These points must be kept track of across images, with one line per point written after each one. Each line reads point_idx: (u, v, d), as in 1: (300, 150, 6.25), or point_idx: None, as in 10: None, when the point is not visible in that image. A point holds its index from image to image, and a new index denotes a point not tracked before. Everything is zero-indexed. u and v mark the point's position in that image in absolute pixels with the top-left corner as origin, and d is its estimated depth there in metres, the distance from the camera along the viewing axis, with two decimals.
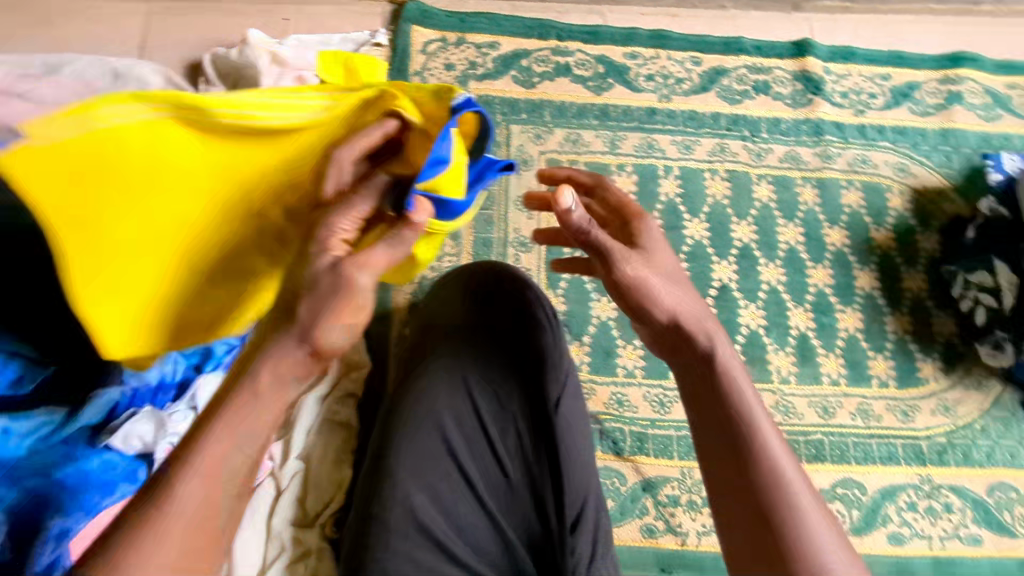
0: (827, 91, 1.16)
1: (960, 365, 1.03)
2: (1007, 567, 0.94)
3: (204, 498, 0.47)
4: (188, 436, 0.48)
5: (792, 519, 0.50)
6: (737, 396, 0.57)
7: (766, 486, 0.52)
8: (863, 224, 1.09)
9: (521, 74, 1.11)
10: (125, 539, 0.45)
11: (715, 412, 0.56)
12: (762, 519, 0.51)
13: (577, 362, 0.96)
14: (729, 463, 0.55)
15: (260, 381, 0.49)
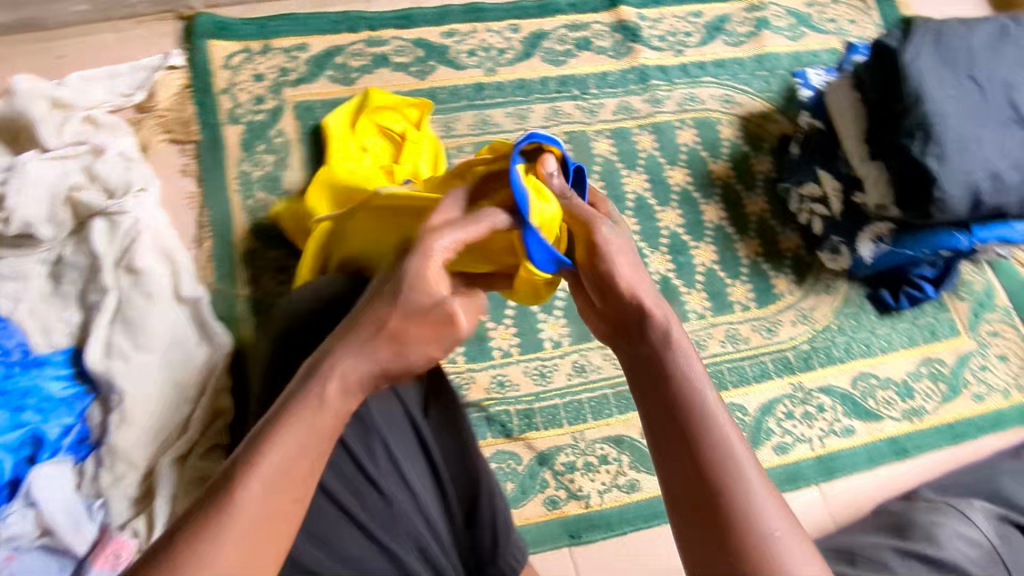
0: (645, 37, 1.19)
1: (809, 273, 1.10)
2: (879, 448, 1.02)
3: (268, 511, 0.42)
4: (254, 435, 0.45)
5: (728, 485, 0.49)
6: (681, 367, 0.57)
7: (701, 455, 0.51)
8: (701, 159, 1.13)
9: (337, 72, 1.06)
10: (187, 542, 0.40)
11: (662, 383, 0.57)
12: (696, 490, 0.50)
13: (452, 355, 0.95)
14: (676, 428, 0.54)
15: (348, 369, 0.48)
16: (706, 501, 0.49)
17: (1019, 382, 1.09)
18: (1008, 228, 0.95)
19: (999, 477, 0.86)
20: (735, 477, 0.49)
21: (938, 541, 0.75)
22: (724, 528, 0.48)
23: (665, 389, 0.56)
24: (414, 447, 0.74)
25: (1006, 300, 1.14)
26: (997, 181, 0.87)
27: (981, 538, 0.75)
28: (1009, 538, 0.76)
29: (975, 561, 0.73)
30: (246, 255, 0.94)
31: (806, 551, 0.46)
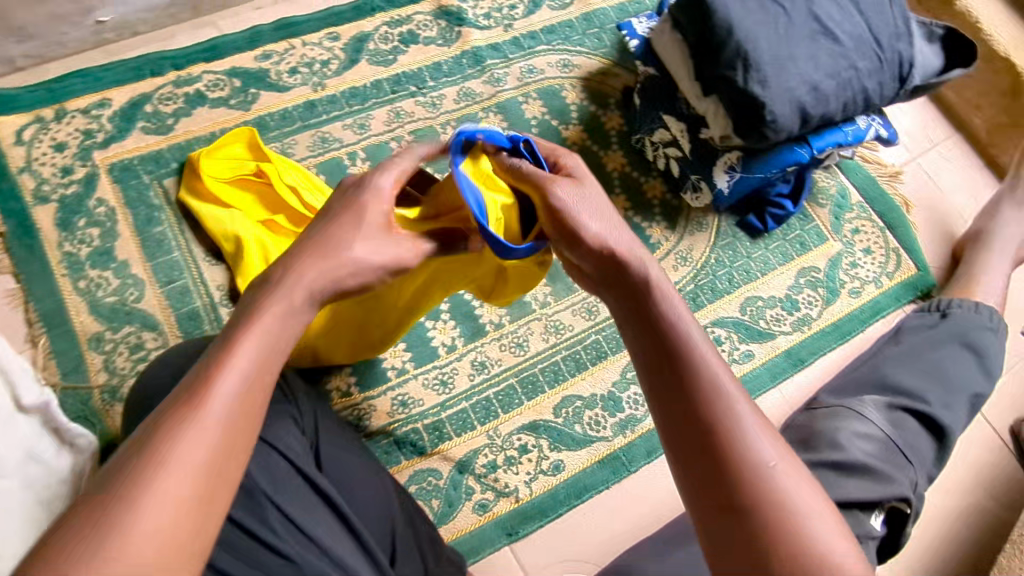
0: (470, 18, 1.16)
1: (680, 216, 1.13)
2: (778, 364, 1.07)
3: (242, 399, 0.50)
4: (217, 354, 0.52)
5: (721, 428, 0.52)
6: (671, 316, 0.57)
7: (702, 404, 0.53)
8: (553, 129, 1.13)
9: (149, 122, 0.97)
10: (156, 450, 0.45)
11: (653, 332, 0.57)
12: (699, 438, 0.52)
13: (345, 388, 0.91)
14: (666, 373, 0.55)
15: (287, 309, 0.56)
16: (709, 447, 0.51)
17: (886, 269, 1.16)
18: (840, 133, 1.00)
19: (882, 366, 0.92)
20: (736, 423, 0.52)
21: (841, 445, 0.77)
22: (730, 472, 0.50)
23: (657, 339, 0.57)
24: (307, 497, 0.67)
25: (859, 196, 1.21)
26: (818, 93, 0.92)
27: (877, 431, 0.81)
28: (899, 423, 0.83)
29: (873, 454, 0.78)
30: (93, 340, 0.86)
31: (804, 484, 0.51)
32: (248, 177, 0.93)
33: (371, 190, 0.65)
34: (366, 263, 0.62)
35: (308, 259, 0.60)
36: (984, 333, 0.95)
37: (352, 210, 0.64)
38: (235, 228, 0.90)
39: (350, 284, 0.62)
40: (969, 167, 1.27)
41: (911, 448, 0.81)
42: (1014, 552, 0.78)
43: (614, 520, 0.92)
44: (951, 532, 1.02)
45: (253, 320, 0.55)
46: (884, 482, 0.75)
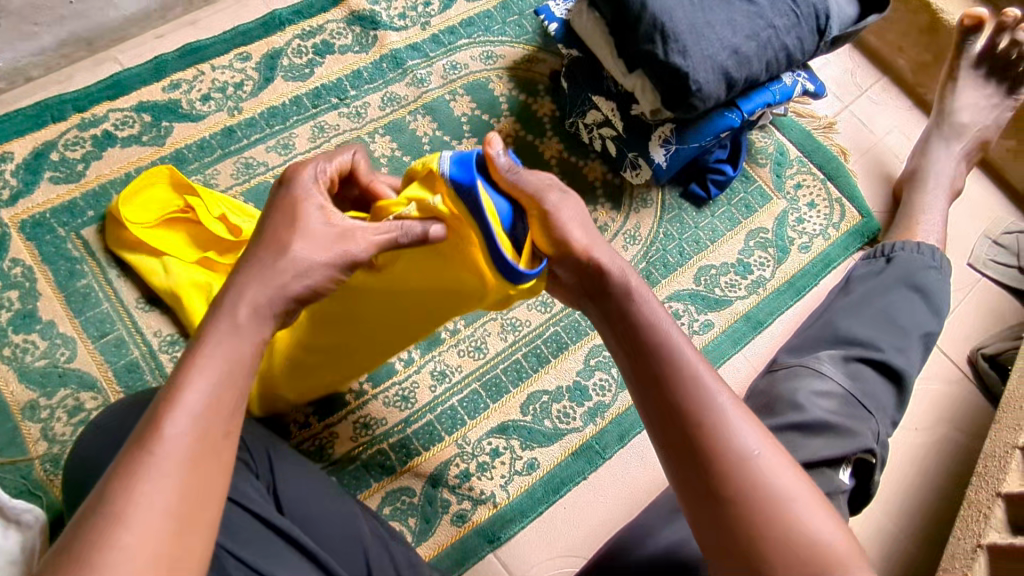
0: (385, 20, 1.13)
1: (623, 194, 1.12)
2: (739, 329, 1.07)
3: (200, 434, 0.47)
4: (167, 386, 0.49)
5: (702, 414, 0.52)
6: (643, 312, 0.60)
7: (685, 398, 0.53)
8: (484, 123, 1.11)
9: (57, 171, 0.93)
10: (117, 494, 0.43)
11: (633, 335, 0.59)
12: (685, 432, 0.53)
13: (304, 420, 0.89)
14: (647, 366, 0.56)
15: (235, 326, 0.53)
16: (694, 440, 0.52)
17: (832, 220, 1.17)
18: (768, 92, 1.00)
19: (834, 319, 0.92)
20: (718, 414, 0.52)
21: (802, 405, 0.78)
22: (715, 462, 0.51)
23: (637, 341, 0.58)
24: (269, 544, 0.65)
25: (797, 150, 1.21)
26: (739, 57, 0.91)
27: (835, 386, 0.81)
28: (857, 374, 0.84)
29: (835, 411, 0.78)
30: (27, 409, 0.82)
31: (791, 469, 0.51)
32: (178, 219, 0.88)
33: (298, 186, 0.63)
34: (307, 261, 0.58)
35: (253, 270, 0.57)
36: (928, 273, 0.96)
37: (284, 207, 0.61)
38: (173, 274, 0.86)
39: (296, 289, 0.58)
40: (899, 110, 1.29)
41: (870, 398, 0.82)
42: (979, 483, 0.80)
43: (594, 509, 0.92)
44: (923, 470, 1.04)
45: (201, 346, 0.51)
46: (847, 437, 0.76)
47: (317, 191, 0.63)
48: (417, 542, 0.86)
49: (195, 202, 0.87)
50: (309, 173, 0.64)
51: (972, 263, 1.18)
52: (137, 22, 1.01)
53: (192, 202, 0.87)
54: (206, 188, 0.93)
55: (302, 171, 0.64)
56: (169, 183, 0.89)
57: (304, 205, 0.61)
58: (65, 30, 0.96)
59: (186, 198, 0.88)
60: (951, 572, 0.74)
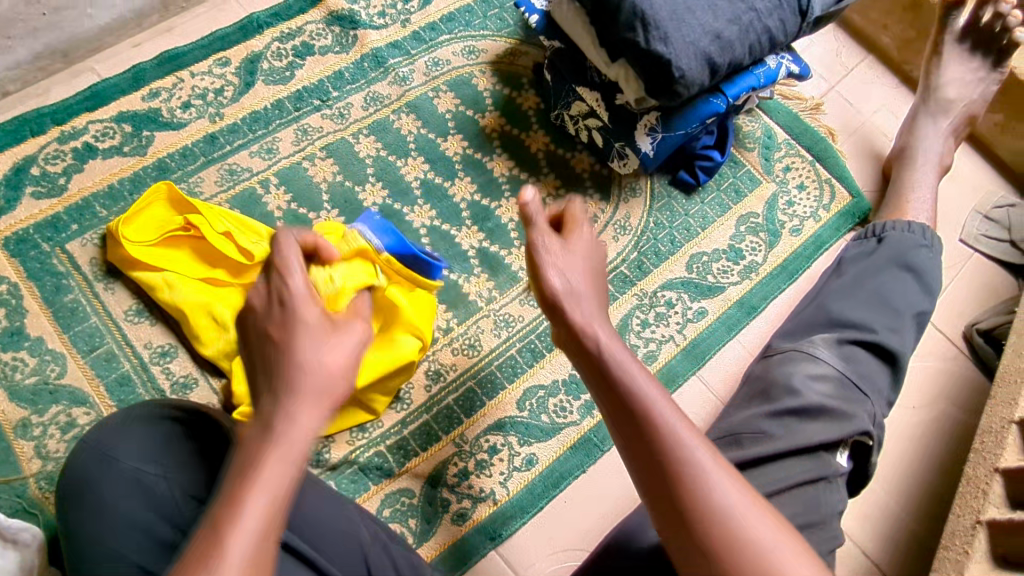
0: (364, 19, 1.11)
1: (612, 184, 1.11)
2: (733, 315, 1.07)
3: (257, 554, 0.44)
4: (226, 500, 0.46)
5: (680, 475, 0.51)
6: (618, 370, 0.57)
7: (658, 455, 0.52)
8: (469, 119, 1.10)
9: (38, 186, 0.92)
10: None
11: (605, 390, 0.57)
12: (664, 494, 0.52)
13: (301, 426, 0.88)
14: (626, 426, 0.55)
15: (294, 434, 0.50)
16: (675, 501, 0.51)
17: (822, 202, 1.17)
18: (753, 76, 0.99)
19: (826, 302, 0.92)
20: (696, 472, 0.51)
21: (798, 390, 0.79)
22: (695, 524, 0.50)
23: (613, 403, 0.57)
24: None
25: (785, 133, 1.20)
26: (721, 42, 0.90)
27: (830, 369, 0.81)
28: (851, 356, 0.84)
29: (829, 394, 0.79)
30: (19, 428, 0.81)
31: (770, 518, 0.50)
32: (181, 238, 0.88)
33: (293, 302, 0.57)
34: (337, 374, 0.55)
35: (295, 395, 0.52)
36: (919, 252, 0.96)
37: (292, 326, 0.56)
38: (174, 290, 0.86)
39: (336, 398, 0.55)
40: (886, 88, 1.28)
41: (864, 379, 0.82)
42: (977, 460, 0.80)
43: (596, 502, 0.92)
44: (922, 449, 1.04)
45: (260, 458, 0.49)
46: (843, 420, 0.77)
47: (315, 299, 0.58)
48: (418, 543, 0.86)
49: (198, 223, 0.87)
50: (298, 291, 0.58)
51: (964, 239, 1.18)
52: (113, 32, 1.00)
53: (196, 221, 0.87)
54: (206, 204, 0.93)
55: (289, 283, 0.58)
56: (170, 200, 0.89)
57: (309, 318, 0.56)
58: (39, 42, 0.96)
59: (188, 216, 0.87)
60: (951, 549, 0.74)
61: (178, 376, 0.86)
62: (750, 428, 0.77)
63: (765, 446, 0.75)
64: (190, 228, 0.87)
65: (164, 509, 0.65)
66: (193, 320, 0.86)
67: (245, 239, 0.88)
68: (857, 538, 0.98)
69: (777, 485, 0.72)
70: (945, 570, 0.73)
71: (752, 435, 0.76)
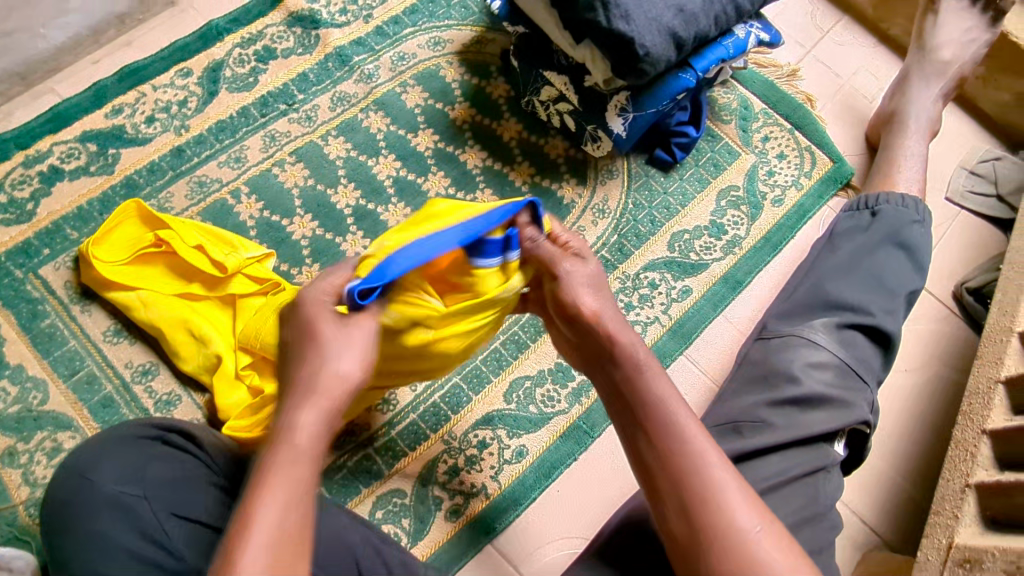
0: (326, 18, 1.09)
1: (588, 168, 1.10)
2: (718, 292, 1.06)
3: (276, 554, 0.47)
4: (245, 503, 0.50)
5: (703, 493, 0.56)
6: (657, 392, 0.62)
7: (679, 470, 0.58)
8: (438, 112, 1.08)
9: (6, 213, 0.91)
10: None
11: (629, 406, 0.64)
12: (687, 510, 0.57)
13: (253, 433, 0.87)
14: (661, 442, 0.60)
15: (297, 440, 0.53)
16: (697, 517, 0.56)
17: (803, 169, 1.15)
18: (721, 48, 0.97)
19: (823, 282, 0.90)
20: (720, 494, 0.56)
21: (798, 377, 0.78)
22: (710, 542, 0.55)
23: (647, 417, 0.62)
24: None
25: (761, 103, 1.18)
26: (685, 15, 0.89)
27: (830, 357, 0.81)
28: (849, 341, 0.84)
29: (832, 382, 0.79)
30: (6, 456, 0.81)
31: (781, 541, 0.55)
32: (152, 253, 0.88)
33: (310, 308, 0.62)
34: (350, 373, 0.59)
35: (302, 394, 0.57)
36: (913, 228, 0.94)
37: (303, 329, 0.61)
38: (150, 308, 0.86)
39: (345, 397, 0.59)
40: (864, 48, 1.26)
41: (862, 364, 0.82)
42: (965, 423, 0.79)
43: (590, 490, 0.91)
44: (917, 413, 1.04)
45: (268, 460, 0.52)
46: (843, 408, 0.78)
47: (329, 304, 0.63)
48: (412, 542, 0.86)
49: (170, 238, 0.87)
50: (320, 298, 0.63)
51: (950, 197, 1.16)
52: (70, 50, 1.00)
53: (166, 236, 0.87)
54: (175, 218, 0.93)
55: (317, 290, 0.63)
56: (135, 213, 0.89)
57: (322, 321, 0.61)
58: None
59: (160, 232, 0.88)
60: (942, 514, 0.74)
61: (161, 394, 0.86)
62: (750, 417, 0.77)
63: (767, 435, 0.75)
64: (161, 244, 0.87)
65: (147, 528, 0.64)
66: (170, 336, 0.85)
67: (215, 248, 0.88)
68: (855, 507, 0.98)
69: (774, 479, 0.73)
70: (936, 536, 0.73)
71: (751, 424, 0.77)
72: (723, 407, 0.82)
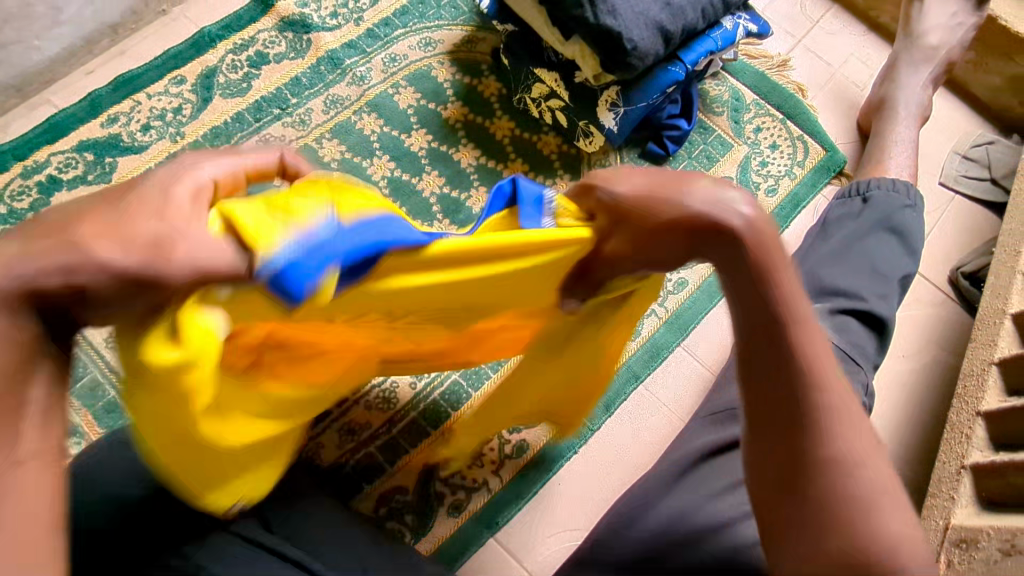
0: (317, 22, 1.10)
1: (581, 163, 1.10)
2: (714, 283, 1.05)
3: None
4: None
5: (809, 407, 0.50)
6: (778, 291, 0.51)
7: (787, 374, 0.50)
8: (431, 112, 1.09)
9: (6, 224, 0.92)
10: None
11: (764, 363, 0.52)
12: (785, 416, 0.51)
13: None
14: (768, 343, 0.51)
15: None
16: (797, 428, 0.50)
17: (796, 158, 1.15)
18: (709, 40, 0.98)
19: (817, 271, 0.91)
20: (829, 412, 0.49)
21: None
22: (804, 456, 0.49)
23: (760, 313, 0.52)
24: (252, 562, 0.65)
25: (753, 94, 1.18)
26: (671, 9, 0.89)
27: None
28: (843, 326, 0.84)
29: None
30: None
31: (888, 479, 0.49)
32: None
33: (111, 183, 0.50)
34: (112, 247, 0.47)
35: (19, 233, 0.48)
36: (905, 212, 0.94)
37: None
38: None
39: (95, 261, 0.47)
40: (854, 36, 1.26)
41: (857, 349, 0.83)
42: (960, 405, 0.80)
43: (590, 482, 0.92)
44: (915, 397, 1.04)
45: None
46: None
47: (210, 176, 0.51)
48: (416, 538, 0.88)
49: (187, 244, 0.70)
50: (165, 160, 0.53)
51: (944, 182, 1.16)
52: (64, 61, 1.01)
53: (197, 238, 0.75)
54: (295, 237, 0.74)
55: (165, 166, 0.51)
56: None
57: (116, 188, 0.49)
58: None
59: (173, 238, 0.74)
60: (939, 495, 0.74)
61: None
62: None
63: None
64: None
65: None
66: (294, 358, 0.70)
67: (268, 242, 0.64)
68: None
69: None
70: (933, 517, 0.73)
71: None
72: (720, 398, 0.83)
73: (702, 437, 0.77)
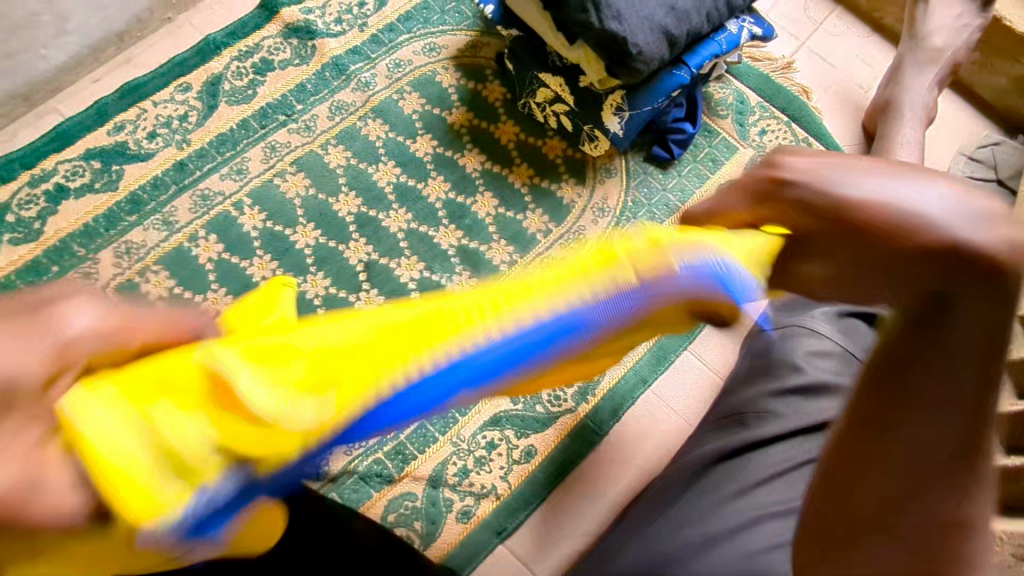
0: (321, 28, 1.11)
1: (586, 167, 1.10)
2: None
3: None
4: None
5: (945, 500, 0.33)
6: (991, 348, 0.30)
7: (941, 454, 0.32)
8: (436, 117, 1.09)
9: (14, 233, 0.93)
10: None
11: (911, 429, 0.33)
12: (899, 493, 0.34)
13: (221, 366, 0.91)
14: (937, 408, 0.32)
15: None
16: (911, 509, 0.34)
17: None
18: (714, 44, 0.97)
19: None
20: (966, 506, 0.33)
21: (802, 367, 0.79)
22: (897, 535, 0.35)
23: (947, 360, 0.31)
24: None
25: (757, 97, 1.18)
26: (676, 12, 0.89)
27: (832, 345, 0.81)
28: (851, 329, 0.84)
29: (835, 371, 0.79)
30: None
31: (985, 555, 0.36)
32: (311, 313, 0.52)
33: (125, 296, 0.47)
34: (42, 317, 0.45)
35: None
36: None
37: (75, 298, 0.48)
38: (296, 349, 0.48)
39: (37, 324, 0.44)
40: (857, 38, 1.26)
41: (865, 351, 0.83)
42: None
43: (598, 487, 0.92)
44: None
45: None
46: None
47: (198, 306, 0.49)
48: (425, 544, 0.87)
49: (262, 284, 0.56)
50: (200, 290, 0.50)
51: None
52: (70, 69, 1.01)
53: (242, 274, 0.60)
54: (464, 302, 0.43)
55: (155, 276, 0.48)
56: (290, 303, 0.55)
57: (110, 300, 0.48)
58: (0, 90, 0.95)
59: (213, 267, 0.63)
60: None
61: None
62: (756, 408, 0.78)
63: (773, 425, 0.75)
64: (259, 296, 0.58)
65: None
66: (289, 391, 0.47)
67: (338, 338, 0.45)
68: None
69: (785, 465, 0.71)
70: None
71: (757, 415, 0.77)
72: (728, 402, 0.83)
73: (711, 442, 0.78)
